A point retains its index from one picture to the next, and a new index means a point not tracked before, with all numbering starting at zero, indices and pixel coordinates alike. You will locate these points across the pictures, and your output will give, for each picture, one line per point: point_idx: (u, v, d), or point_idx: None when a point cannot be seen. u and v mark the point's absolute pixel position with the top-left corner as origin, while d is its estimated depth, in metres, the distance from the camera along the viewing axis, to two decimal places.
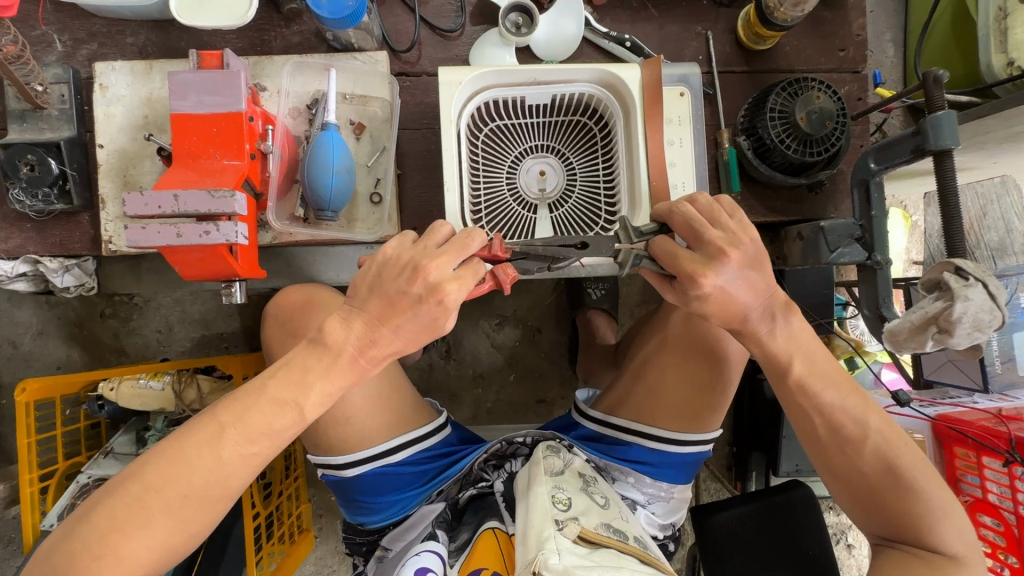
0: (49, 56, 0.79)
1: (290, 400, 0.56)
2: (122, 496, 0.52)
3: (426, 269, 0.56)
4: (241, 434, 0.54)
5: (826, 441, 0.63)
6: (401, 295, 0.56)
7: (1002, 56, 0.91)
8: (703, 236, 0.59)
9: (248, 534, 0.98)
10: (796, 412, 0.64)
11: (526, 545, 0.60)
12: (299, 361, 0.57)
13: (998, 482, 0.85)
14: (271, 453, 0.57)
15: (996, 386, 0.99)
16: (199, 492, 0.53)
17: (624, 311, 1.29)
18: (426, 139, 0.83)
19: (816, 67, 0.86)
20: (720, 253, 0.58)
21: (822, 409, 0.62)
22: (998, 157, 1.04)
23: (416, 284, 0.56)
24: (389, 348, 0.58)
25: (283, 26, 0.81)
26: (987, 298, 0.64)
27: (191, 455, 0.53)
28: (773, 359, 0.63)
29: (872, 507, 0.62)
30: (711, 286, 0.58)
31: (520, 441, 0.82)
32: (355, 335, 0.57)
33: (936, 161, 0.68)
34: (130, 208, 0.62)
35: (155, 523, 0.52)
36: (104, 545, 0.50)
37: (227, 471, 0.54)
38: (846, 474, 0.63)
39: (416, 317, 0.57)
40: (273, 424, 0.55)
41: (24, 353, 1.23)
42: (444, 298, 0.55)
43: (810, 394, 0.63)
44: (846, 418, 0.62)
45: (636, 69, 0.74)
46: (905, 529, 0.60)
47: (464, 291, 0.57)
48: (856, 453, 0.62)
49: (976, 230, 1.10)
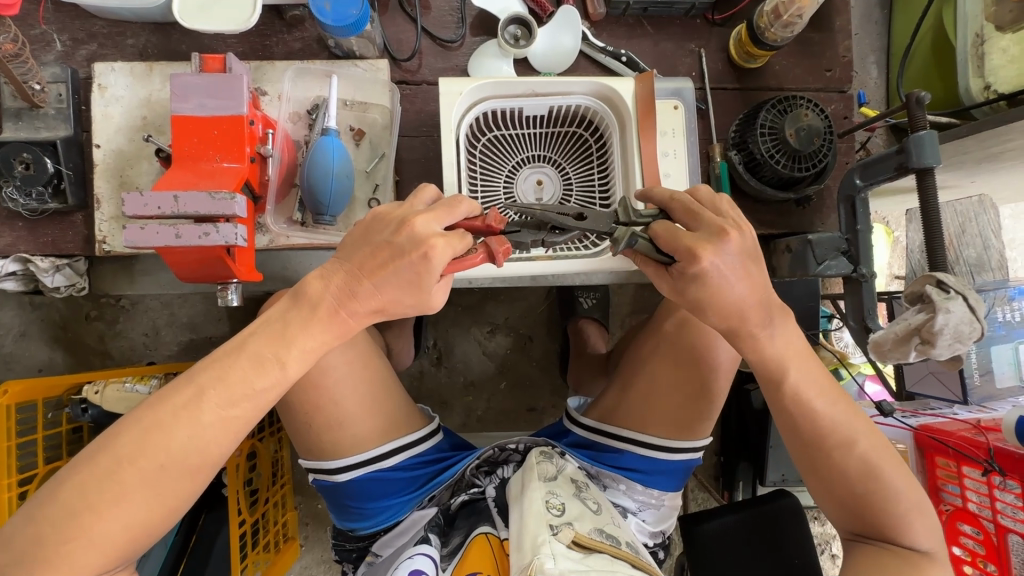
0: (48, 55, 0.79)
1: (269, 354, 0.54)
2: (92, 470, 0.49)
3: (413, 223, 0.55)
4: (221, 396, 0.52)
5: (813, 448, 0.63)
6: (385, 245, 0.55)
7: (979, 80, 0.95)
8: (702, 217, 0.59)
9: (233, 541, 0.96)
10: (786, 419, 0.64)
11: (521, 550, 0.61)
12: (278, 317, 0.55)
13: (977, 492, 0.87)
14: (254, 416, 0.54)
15: (975, 399, 1.01)
16: (177, 461, 0.51)
17: (615, 320, 1.30)
18: (425, 146, 0.85)
19: (806, 86, 0.89)
20: (722, 232, 0.57)
21: (817, 418, 0.62)
22: (977, 177, 1.08)
23: (401, 235, 0.55)
24: (372, 303, 0.56)
25: (284, 32, 0.82)
26: (968, 311, 0.66)
27: (167, 423, 0.50)
28: (766, 365, 0.62)
29: (853, 508, 0.63)
30: (710, 263, 0.56)
31: (513, 447, 0.85)
32: (334, 286, 0.56)
33: (919, 178, 0.70)
34: (129, 209, 0.62)
35: (133, 498, 0.49)
36: (77, 526, 0.47)
37: (205, 437, 0.51)
38: (831, 477, 0.63)
39: (399, 272, 0.55)
40: (253, 383, 0.53)
41: (5, 355, 1.21)
42: (429, 252, 0.54)
43: (805, 402, 0.62)
44: (835, 427, 0.62)
45: (630, 82, 0.76)
46: (880, 527, 0.62)
47: (451, 250, 0.55)
48: (841, 457, 0.62)
49: (955, 245, 1.14)
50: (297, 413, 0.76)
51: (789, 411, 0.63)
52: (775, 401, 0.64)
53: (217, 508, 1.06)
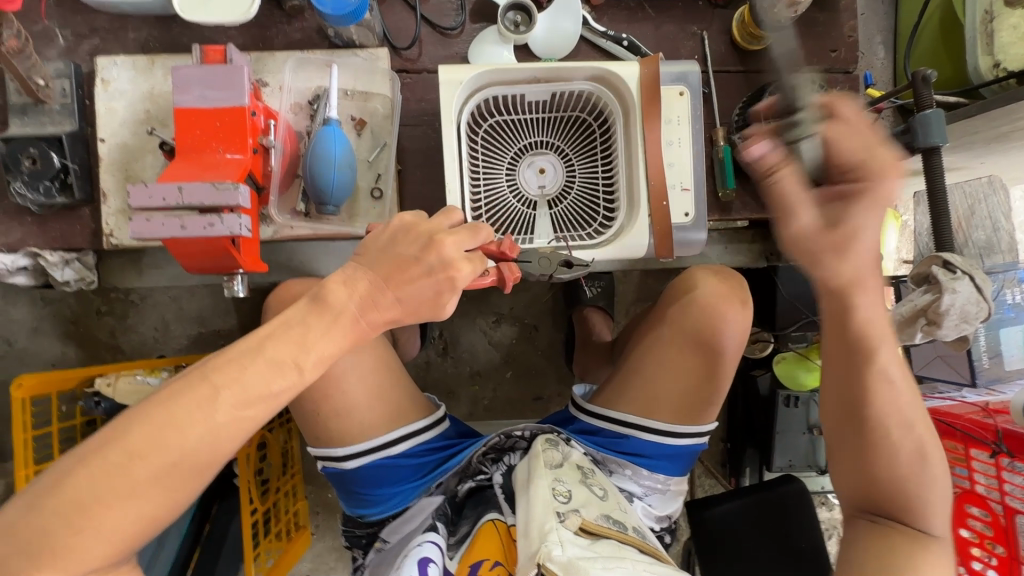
0: (51, 50, 0.80)
1: (287, 360, 0.53)
2: (102, 464, 0.49)
3: (441, 244, 0.58)
4: (236, 396, 0.52)
5: (872, 421, 0.58)
6: (413, 262, 0.58)
7: (988, 58, 0.93)
8: (879, 150, 0.53)
9: (244, 531, 0.97)
10: (853, 386, 0.58)
11: (529, 537, 0.62)
12: (297, 322, 0.55)
13: (986, 473, 0.88)
14: (266, 418, 0.54)
15: (984, 381, 1.01)
16: (188, 459, 0.51)
17: (620, 308, 1.30)
18: (427, 136, 0.85)
19: (810, 67, 0.88)
20: (881, 172, 0.53)
21: (889, 389, 0.57)
22: (986, 157, 1.06)
23: (429, 254, 0.58)
24: (390, 313, 0.58)
25: (284, 22, 0.82)
26: (974, 290, 0.67)
27: (182, 421, 0.50)
28: (845, 322, 0.56)
29: (887, 489, 0.58)
30: (862, 220, 0.53)
31: (519, 434, 0.84)
32: (358, 294, 0.57)
33: (925, 158, 0.70)
34: (135, 201, 0.63)
35: (142, 494, 0.50)
36: (85, 517, 0.48)
37: (219, 436, 0.52)
38: (878, 455, 0.58)
39: (423, 288, 0.58)
40: (269, 385, 0.53)
41: (19, 350, 1.23)
42: (454, 274, 0.58)
43: (879, 371, 0.57)
44: (901, 402, 0.57)
45: (633, 66, 0.75)
46: (908, 511, 0.58)
47: (473, 273, 0.59)
48: (898, 435, 0.57)
49: (965, 228, 1.12)
50: (305, 402, 0.77)
51: (863, 378, 0.57)
52: (839, 351, 0.58)
53: (230, 497, 1.08)
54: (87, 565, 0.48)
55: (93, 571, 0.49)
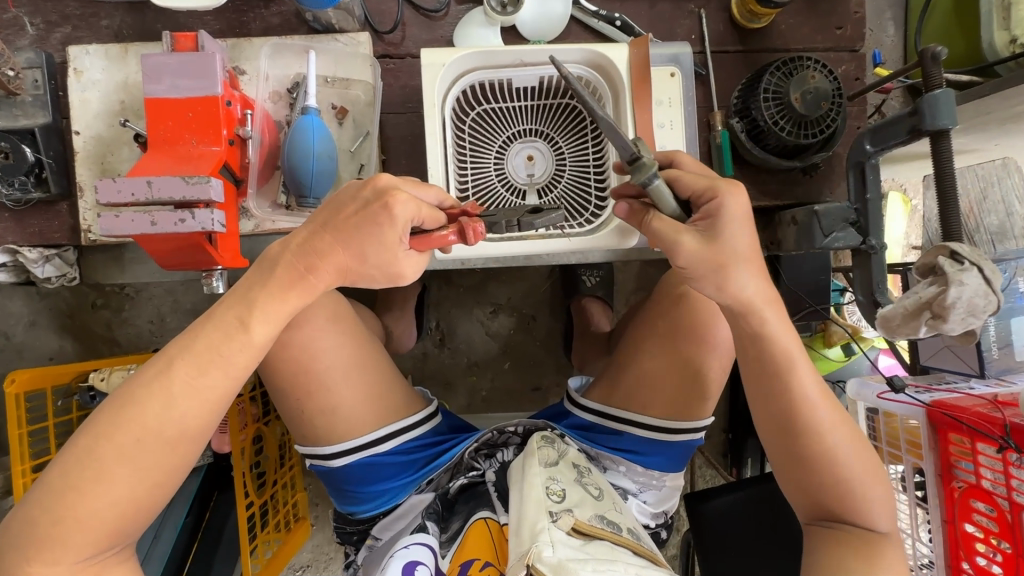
0: (22, 40, 0.78)
1: (231, 319, 0.53)
2: (73, 451, 0.48)
3: (377, 179, 0.55)
4: (190, 365, 0.51)
5: (798, 433, 0.60)
6: (349, 201, 0.54)
7: (1004, 33, 0.89)
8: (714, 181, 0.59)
9: (241, 523, 0.97)
10: (773, 402, 0.61)
11: (519, 536, 0.59)
12: (242, 288, 0.54)
13: (991, 468, 0.84)
14: (229, 384, 0.53)
15: (993, 371, 0.97)
16: (154, 433, 0.50)
17: (620, 297, 1.28)
18: (412, 123, 0.82)
19: (814, 45, 0.84)
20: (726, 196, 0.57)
21: (803, 398, 0.59)
22: (1000, 139, 1.02)
23: (365, 190, 0.55)
24: (334, 260, 0.55)
25: (261, 7, 0.79)
26: (983, 282, 0.63)
27: (140, 398, 0.50)
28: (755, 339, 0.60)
29: (818, 494, 0.61)
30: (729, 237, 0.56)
31: (512, 430, 0.82)
32: (296, 242, 0.54)
33: (934, 142, 0.66)
34: (103, 196, 0.61)
35: (114, 476, 0.49)
36: (61, 506, 0.47)
37: (179, 406, 0.51)
38: (808, 465, 0.60)
39: (363, 225, 0.53)
40: (219, 348, 0.52)
41: (15, 345, 1.22)
42: (390, 202, 0.53)
43: (787, 384, 0.60)
44: (812, 409, 0.59)
45: (624, 48, 0.72)
46: (840, 510, 0.60)
47: (413, 206, 0.54)
48: (825, 442, 0.59)
49: (976, 213, 1.06)
50: (289, 401, 0.75)
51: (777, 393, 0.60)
52: (756, 376, 0.62)
53: (229, 488, 1.08)
54: (76, 557, 0.48)
55: (88, 564, 0.49)
